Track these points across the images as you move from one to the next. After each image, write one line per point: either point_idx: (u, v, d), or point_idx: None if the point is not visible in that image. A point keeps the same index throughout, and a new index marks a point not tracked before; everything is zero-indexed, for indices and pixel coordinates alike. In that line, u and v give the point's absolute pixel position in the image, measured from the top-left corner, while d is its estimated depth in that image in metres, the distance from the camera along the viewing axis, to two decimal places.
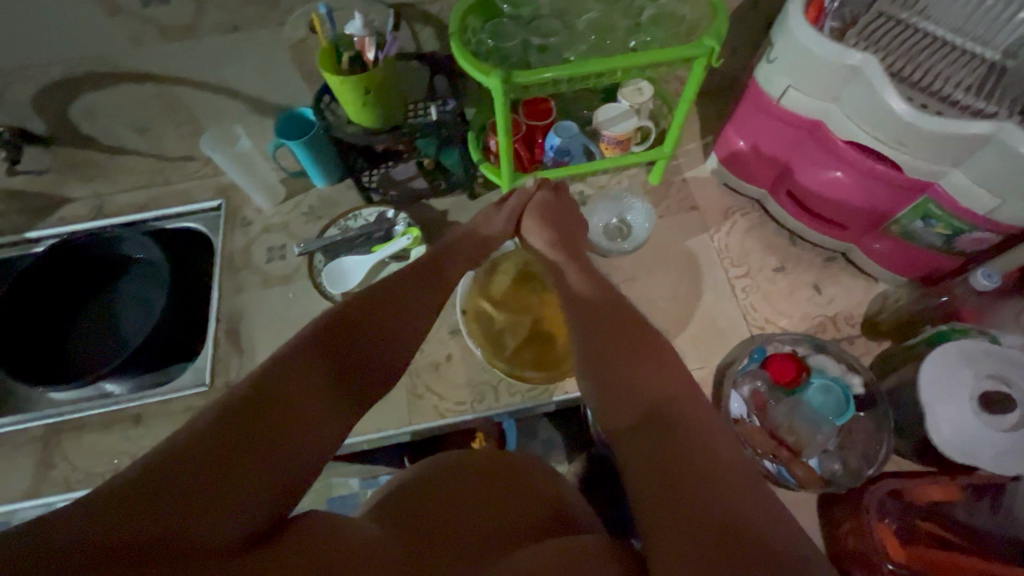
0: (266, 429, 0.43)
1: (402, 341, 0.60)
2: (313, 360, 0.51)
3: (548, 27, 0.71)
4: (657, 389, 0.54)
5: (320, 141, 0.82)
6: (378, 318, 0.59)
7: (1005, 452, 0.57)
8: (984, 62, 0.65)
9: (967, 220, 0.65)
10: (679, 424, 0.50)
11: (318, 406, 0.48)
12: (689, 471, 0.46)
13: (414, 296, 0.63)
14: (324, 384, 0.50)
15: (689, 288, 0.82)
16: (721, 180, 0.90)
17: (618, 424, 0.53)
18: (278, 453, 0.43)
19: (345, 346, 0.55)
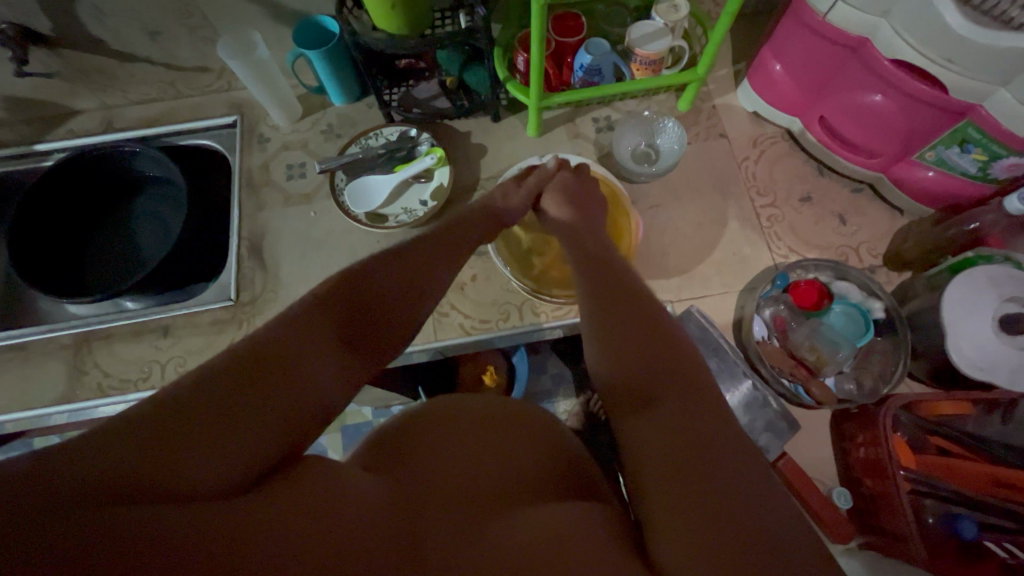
0: (273, 374, 0.41)
1: (411, 300, 0.57)
2: (324, 314, 0.49)
3: None
4: (675, 352, 0.52)
5: (338, 54, 0.78)
6: (387, 276, 0.56)
7: (1020, 370, 0.60)
8: None
9: (1008, 145, 0.63)
10: (692, 389, 0.49)
11: (326, 361, 0.45)
12: (701, 430, 0.45)
13: (426, 252, 0.61)
14: (333, 337, 0.48)
15: (714, 216, 0.82)
16: (751, 109, 0.87)
17: (626, 387, 0.51)
18: (286, 395, 0.41)
19: (355, 303, 0.52)
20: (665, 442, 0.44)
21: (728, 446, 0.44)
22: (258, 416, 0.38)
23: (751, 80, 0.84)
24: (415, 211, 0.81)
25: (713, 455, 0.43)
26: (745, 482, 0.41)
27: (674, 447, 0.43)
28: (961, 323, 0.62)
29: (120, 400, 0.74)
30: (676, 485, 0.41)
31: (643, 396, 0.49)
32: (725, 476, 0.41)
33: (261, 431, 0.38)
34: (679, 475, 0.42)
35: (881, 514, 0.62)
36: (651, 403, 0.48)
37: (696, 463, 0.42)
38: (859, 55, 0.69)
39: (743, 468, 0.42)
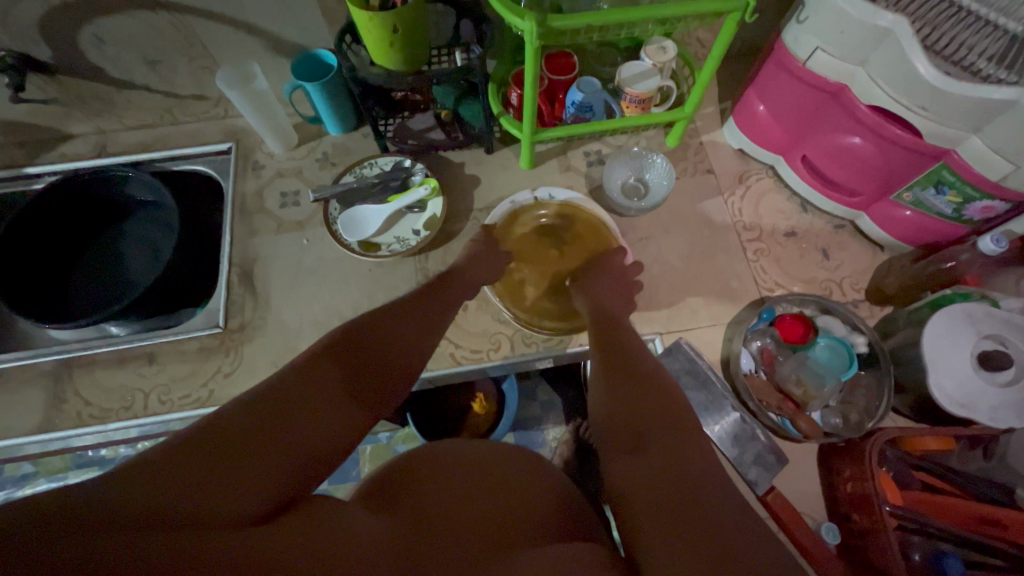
0: (287, 416, 0.42)
1: (415, 354, 0.60)
2: (340, 363, 0.51)
3: None
4: (667, 408, 0.55)
5: (336, 86, 0.80)
6: (395, 333, 0.59)
7: (1000, 406, 0.61)
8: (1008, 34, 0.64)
9: (980, 189, 0.66)
10: (684, 438, 0.51)
11: (338, 409, 0.47)
12: (694, 473, 0.46)
13: (429, 313, 0.64)
14: (347, 385, 0.50)
15: (703, 249, 0.83)
16: (736, 147, 0.90)
17: (621, 435, 0.53)
18: (298, 437, 0.42)
19: (366, 354, 0.54)
20: (654, 482, 0.46)
21: (719, 487, 0.45)
22: (271, 454, 0.39)
23: (735, 121, 0.88)
24: (408, 240, 0.82)
25: (703, 493, 0.44)
26: (740, 518, 0.42)
27: (665, 484, 0.45)
28: (942, 359, 0.63)
29: (100, 429, 0.72)
30: (669, 516, 0.42)
31: (640, 441, 0.51)
32: (718, 511, 0.42)
33: (271, 467, 0.38)
34: (671, 508, 0.43)
35: (870, 551, 0.62)
36: (644, 449, 0.50)
37: (686, 500, 0.44)
38: (838, 99, 0.72)
39: (737, 507, 0.43)
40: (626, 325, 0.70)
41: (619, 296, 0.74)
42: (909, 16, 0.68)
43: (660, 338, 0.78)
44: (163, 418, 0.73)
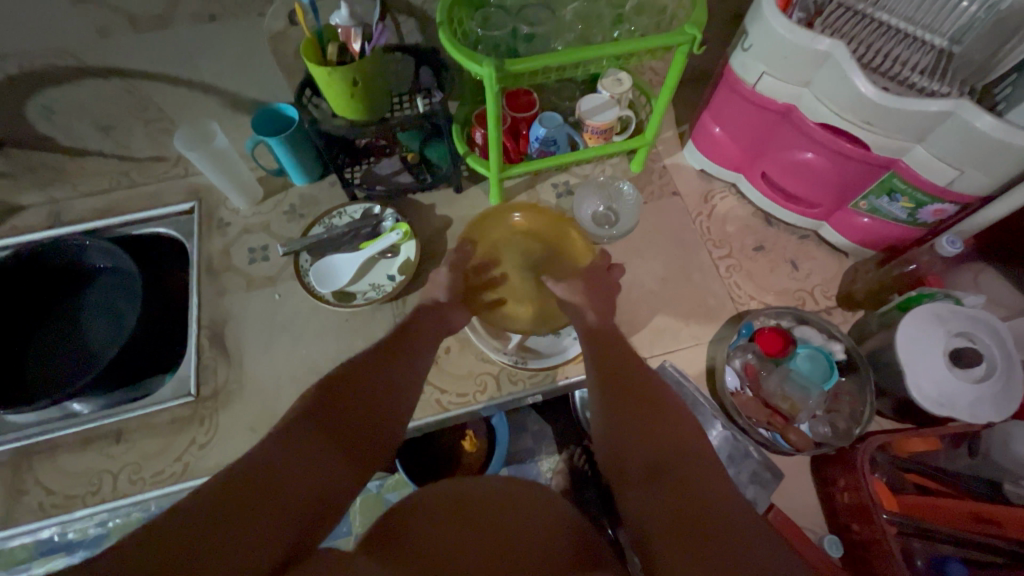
0: (279, 472, 0.43)
1: (403, 400, 0.58)
2: (326, 417, 0.50)
3: (535, 16, 0.68)
4: (669, 430, 0.53)
5: (298, 138, 0.79)
6: (381, 375, 0.58)
7: (978, 403, 0.62)
8: (934, 49, 0.70)
9: (929, 194, 0.70)
10: (686, 458, 0.50)
11: (331, 462, 0.47)
12: (700, 497, 0.45)
13: (414, 356, 0.63)
14: (337, 435, 0.50)
15: (676, 270, 0.85)
16: (698, 168, 0.93)
17: (630, 465, 0.51)
18: (294, 493, 0.42)
19: (350, 402, 0.53)
20: (664, 516, 0.45)
21: (728, 510, 0.44)
22: (272, 511, 0.40)
23: (695, 144, 0.90)
24: (383, 286, 0.81)
25: (713, 521, 0.43)
26: (749, 544, 0.42)
27: (676, 517, 0.44)
28: (917, 362, 0.65)
29: (65, 519, 0.67)
30: (684, 554, 0.41)
31: (652, 470, 0.49)
32: (729, 540, 0.42)
33: (272, 527, 0.39)
34: (685, 545, 0.42)
35: (872, 561, 0.61)
36: (650, 476, 0.49)
37: (698, 532, 0.43)
38: (789, 119, 0.75)
39: (740, 526, 0.43)
40: (614, 339, 0.68)
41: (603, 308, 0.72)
42: (843, 38, 0.71)
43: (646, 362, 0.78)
44: (135, 500, 0.69)
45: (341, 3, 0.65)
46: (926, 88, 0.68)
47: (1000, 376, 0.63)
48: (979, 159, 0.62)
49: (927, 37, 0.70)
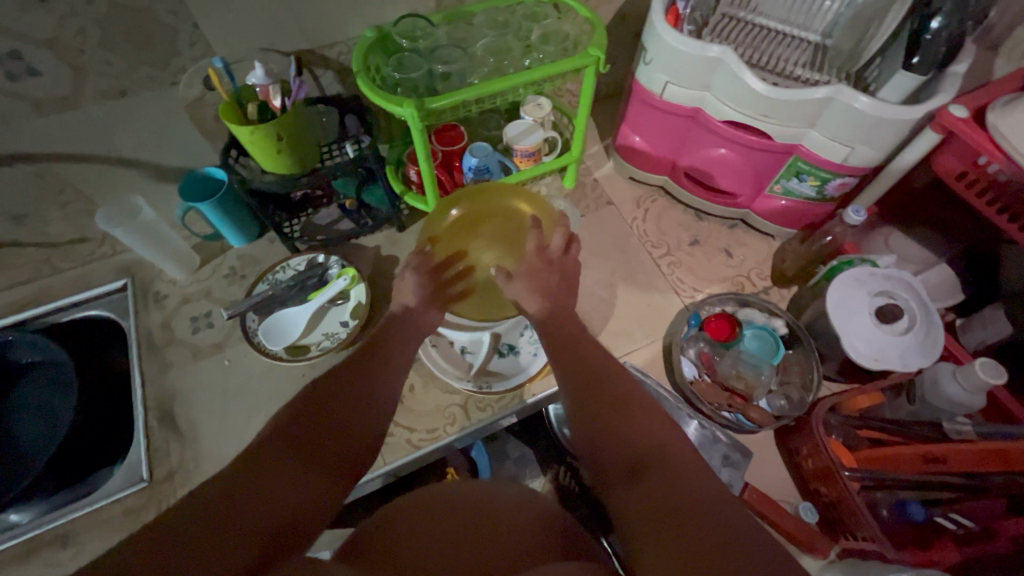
0: (252, 485, 0.42)
1: (377, 414, 0.58)
2: (299, 434, 0.49)
3: (448, 55, 0.70)
4: (647, 428, 0.52)
5: (230, 200, 0.79)
6: (351, 390, 0.57)
7: (907, 352, 0.68)
8: (810, 44, 0.79)
9: (831, 171, 0.76)
10: (666, 455, 0.49)
11: (307, 476, 0.46)
12: (684, 495, 0.44)
13: (387, 366, 0.63)
14: (312, 449, 0.49)
15: (622, 274, 0.88)
16: (627, 176, 0.98)
17: (612, 465, 0.50)
18: (270, 505, 0.41)
19: (321, 420, 0.52)
20: (648, 516, 0.44)
21: (713, 504, 0.43)
22: (247, 525, 0.39)
23: (619, 154, 0.95)
24: (337, 334, 0.80)
25: (698, 517, 0.42)
26: (734, 539, 0.41)
27: (660, 517, 0.43)
28: (849, 324, 0.70)
29: None
30: (670, 555, 0.40)
31: (636, 468, 0.48)
32: (715, 536, 0.41)
33: (247, 541, 0.38)
34: (671, 546, 0.41)
35: (845, 519, 0.65)
36: (633, 475, 0.48)
37: (683, 532, 0.41)
38: (697, 121, 0.81)
39: (726, 521, 0.42)
40: (585, 338, 0.68)
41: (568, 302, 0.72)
42: (731, 43, 0.78)
43: None
44: None
45: (256, 62, 0.65)
46: (809, 79, 0.76)
47: (921, 325, 0.69)
48: (864, 135, 0.69)
49: (802, 36, 0.79)
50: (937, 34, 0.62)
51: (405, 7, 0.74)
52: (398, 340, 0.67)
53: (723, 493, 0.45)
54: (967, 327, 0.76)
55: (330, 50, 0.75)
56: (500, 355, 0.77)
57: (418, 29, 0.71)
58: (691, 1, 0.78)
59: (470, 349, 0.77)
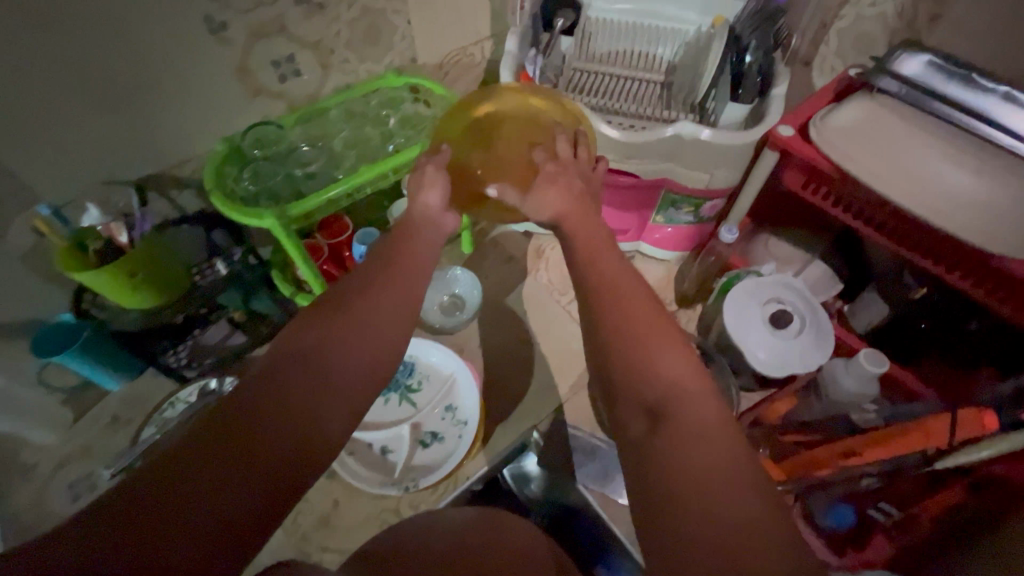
0: (206, 456, 0.34)
1: (377, 361, 0.43)
2: (264, 395, 0.38)
3: (305, 156, 0.72)
4: (665, 365, 0.41)
5: (94, 346, 0.71)
6: (327, 336, 0.42)
7: (803, 353, 0.71)
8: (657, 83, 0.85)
9: (698, 196, 0.81)
10: (685, 408, 0.39)
11: (278, 446, 0.36)
12: (701, 472, 0.35)
13: (384, 306, 0.45)
14: (285, 415, 0.37)
15: (534, 329, 0.88)
16: (521, 230, 0.99)
17: (621, 410, 0.41)
18: (225, 495, 0.33)
19: (287, 378, 0.39)
20: (654, 494, 0.36)
21: (733, 482, 0.35)
22: (190, 524, 0.31)
23: None
24: None
25: (698, 502, 0.34)
26: (750, 532, 0.33)
27: (665, 497, 0.35)
28: (748, 337, 0.73)
29: None
30: (668, 540, 0.34)
31: (649, 424, 0.39)
32: (725, 525, 0.33)
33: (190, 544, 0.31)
34: (676, 529, 0.34)
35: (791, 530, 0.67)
36: (646, 433, 0.39)
37: (687, 521, 0.34)
38: None
39: (746, 509, 0.34)
40: (606, 245, 0.51)
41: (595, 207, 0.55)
42: (583, 96, 0.83)
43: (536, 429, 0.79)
44: None
45: (90, 206, 0.64)
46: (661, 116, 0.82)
47: (811, 324, 0.73)
48: (715, 162, 0.74)
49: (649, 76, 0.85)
50: (752, 62, 0.72)
51: (254, 115, 0.72)
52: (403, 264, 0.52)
53: (747, 470, 0.36)
54: (854, 312, 0.80)
55: (180, 170, 0.70)
56: (424, 446, 0.72)
57: (270, 135, 0.70)
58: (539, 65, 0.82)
59: (391, 448, 0.72)
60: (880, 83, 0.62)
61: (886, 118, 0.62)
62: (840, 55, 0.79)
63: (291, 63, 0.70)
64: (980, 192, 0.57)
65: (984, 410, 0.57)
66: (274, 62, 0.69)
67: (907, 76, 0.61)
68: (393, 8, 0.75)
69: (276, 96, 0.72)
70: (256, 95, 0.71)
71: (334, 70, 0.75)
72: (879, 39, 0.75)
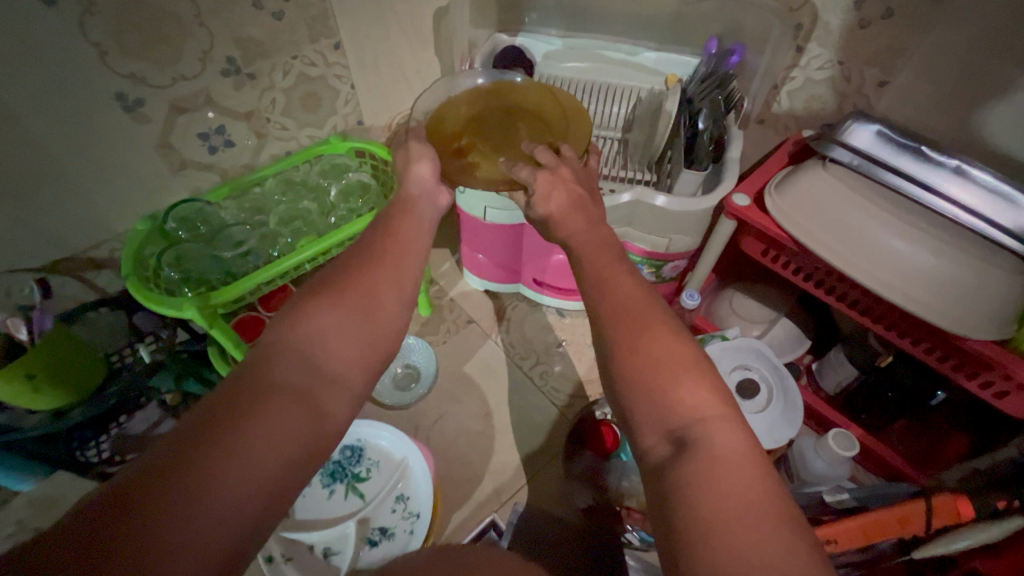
0: (217, 441, 0.32)
1: (372, 352, 0.42)
2: (263, 383, 0.37)
3: (235, 236, 0.66)
4: (688, 394, 0.37)
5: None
6: (324, 323, 0.41)
7: (773, 428, 0.68)
8: (614, 140, 0.81)
9: (659, 259, 0.78)
10: (709, 442, 0.34)
11: (281, 436, 0.35)
12: (730, 509, 0.31)
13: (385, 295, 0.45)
14: (287, 403, 0.36)
15: (494, 398, 0.84)
16: (482, 289, 0.95)
17: (643, 439, 0.37)
18: (268, 456, 0.34)
19: (284, 366, 0.38)
20: (692, 518, 0.32)
21: (763, 517, 0.31)
22: (206, 516, 0.31)
23: (469, 271, 0.93)
24: None
25: (726, 540, 0.30)
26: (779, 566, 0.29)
27: (693, 532, 0.31)
28: None
29: None
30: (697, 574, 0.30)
31: (671, 453, 0.35)
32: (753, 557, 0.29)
33: (209, 534, 0.30)
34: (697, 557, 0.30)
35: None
36: (669, 464, 0.34)
37: (715, 553, 0.30)
38: (525, 235, 0.80)
39: (776, 544, 0.30)
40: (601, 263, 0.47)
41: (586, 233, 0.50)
42: None
43: (498, 515, 0.74)
44: None
45: None
46: (620, 176, 0.80)
47: (778, 395, 0.71)
48: (672, 227, 0.72)
49: (606, 133, 0.81)
50: (704, 129, 0.70)
51: (181, 190, 0.68)
52: (387, 273, 0.47)
53: (776, 499, 0.32)
54: (823, 372, 0.78)
55: (97, 251, 0.65)
56: (372, 544, 0.66)
57: (198, 214, 0.65)
58: None
59: (335, 549, 0.65)
60: (831, 153, 0.61)
61: (839, 189, 0.60)
62: (792, 114, 0.78)
63: (221, 134, 0.66)
64: (934, 271, 0.56)
65: (960, 498, 0.54)
66: (201, 135, 0.65)
67: (858, 147, 0.60)
68: (333, 73, 0.72)
69: (206, 167, 0.68)
70: (183, 169, 0.66)
71: (271, 138, 0.72)
72: (829, 101, 0.74)
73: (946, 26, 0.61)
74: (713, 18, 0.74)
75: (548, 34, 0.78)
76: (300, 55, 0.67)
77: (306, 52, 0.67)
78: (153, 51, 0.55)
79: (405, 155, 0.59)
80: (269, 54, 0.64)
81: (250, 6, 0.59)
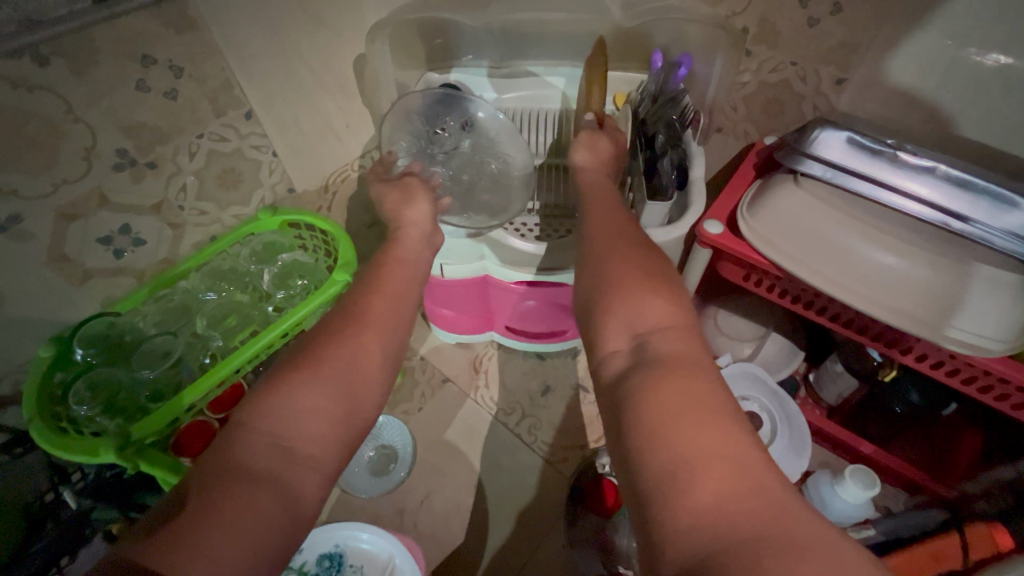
0: (188, 527, 0.30)
1: (349, 426, 0.38)
2: (229, 466, 0.33)
3: (160, 348, 0.58)
4: (654, 317, 0.36)
5: None
6: (300, 400, 0.37)
7: (784, 460, 0.64)
8: (554, 168, 0.75)
9: None
10: (664, 354, 0.34)
11: (253, 528, 0.31)
12: (680, 412, 0.30)
13: (365, 314, 0.45)
14: (260, 485, 0.33)
15: (483, 465, 0.77)
16: (453, 342, 0.88)
17: (606, 343, 0.37)
18: (270, 450, 0.35)
19: (261, 383, 0.38)
20: (647, 396, 0.31)
21: (720, 434, 0.29)
22: (212, 523, 0.31)
23: (436, 326, 0.85)
24: None
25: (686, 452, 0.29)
26: (720, 465, 0.28)
27: (641, 439, 0.30)
28: None
29: None
30: (648, 485, 0.29)
31: (628, 365, 0.34)
32: (701, 466, 0.28)
33: (221, 540, 0.30)
34: (647, 466, 0.29)
35: None
36: (626, 371, 0.34)
37: (659, 453, 0.29)
38: (488, 284, 0.74)
39: (735, 463, 0.28)
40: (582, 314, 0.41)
41: (581, 218, 0.51)
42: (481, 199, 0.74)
43: None
44: None
45: None
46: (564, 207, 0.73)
47: (782, 425, 0.66)
48: None
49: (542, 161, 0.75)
50: (664, 154, 0.65)
51: (91, 301, 0.59)
52: (339, 318, 0.44)
53: (726, 412, 0.31)
54: (822, 383, 0.72)
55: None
56: None
57: (112, 329, 0.57)
58: (448, 148, 0.67)
59: None
60: (801, 168, 0.56)
61: (816, 208, 0.55)
62: (752, 121, 0.73)
63: (127, 234, 0.58)
64: (929, 284, 0.51)
65: (996, 526, 0.50)
66: (102, 240, 0.56)
67: (831, 159, 0.55)
68: (249, 144, 0.64)
69: (115, 273, 0.60)
70: (88, 279, 0.58)
71: (189, 226, 0.64)
72: (787, 104, 0.69)
73: (902, 15, 0.56)
74: (655, 31, 0.69)
75: (477, 62, 0.72)
76: (207, 132, 0.59)
77: (213, 128, 0.59)
78: (22, 160, 0.47)
79: (387, 193, 0.58)
80: (168, 138, 0.56)
81: (132, 89, 0.51)
